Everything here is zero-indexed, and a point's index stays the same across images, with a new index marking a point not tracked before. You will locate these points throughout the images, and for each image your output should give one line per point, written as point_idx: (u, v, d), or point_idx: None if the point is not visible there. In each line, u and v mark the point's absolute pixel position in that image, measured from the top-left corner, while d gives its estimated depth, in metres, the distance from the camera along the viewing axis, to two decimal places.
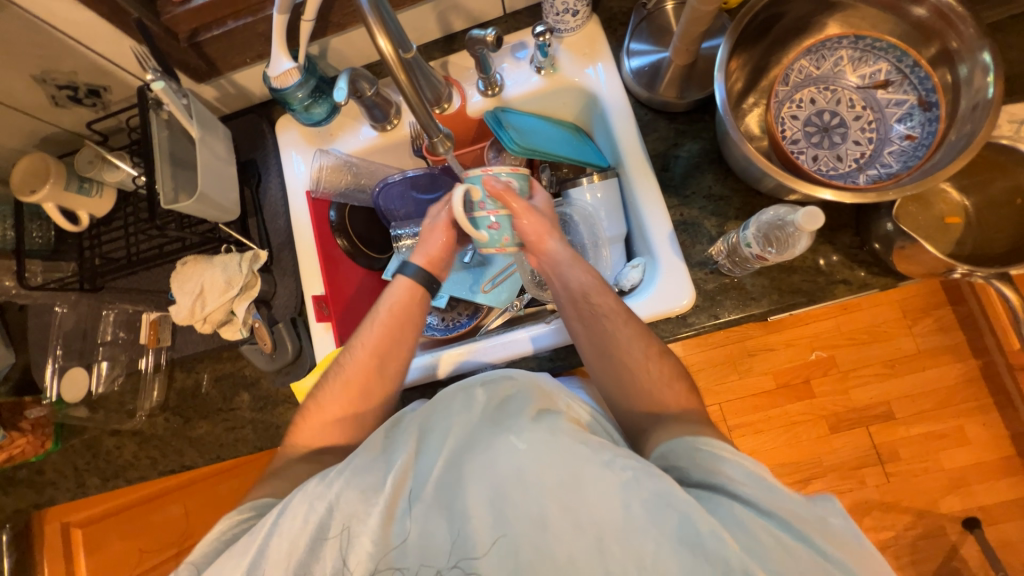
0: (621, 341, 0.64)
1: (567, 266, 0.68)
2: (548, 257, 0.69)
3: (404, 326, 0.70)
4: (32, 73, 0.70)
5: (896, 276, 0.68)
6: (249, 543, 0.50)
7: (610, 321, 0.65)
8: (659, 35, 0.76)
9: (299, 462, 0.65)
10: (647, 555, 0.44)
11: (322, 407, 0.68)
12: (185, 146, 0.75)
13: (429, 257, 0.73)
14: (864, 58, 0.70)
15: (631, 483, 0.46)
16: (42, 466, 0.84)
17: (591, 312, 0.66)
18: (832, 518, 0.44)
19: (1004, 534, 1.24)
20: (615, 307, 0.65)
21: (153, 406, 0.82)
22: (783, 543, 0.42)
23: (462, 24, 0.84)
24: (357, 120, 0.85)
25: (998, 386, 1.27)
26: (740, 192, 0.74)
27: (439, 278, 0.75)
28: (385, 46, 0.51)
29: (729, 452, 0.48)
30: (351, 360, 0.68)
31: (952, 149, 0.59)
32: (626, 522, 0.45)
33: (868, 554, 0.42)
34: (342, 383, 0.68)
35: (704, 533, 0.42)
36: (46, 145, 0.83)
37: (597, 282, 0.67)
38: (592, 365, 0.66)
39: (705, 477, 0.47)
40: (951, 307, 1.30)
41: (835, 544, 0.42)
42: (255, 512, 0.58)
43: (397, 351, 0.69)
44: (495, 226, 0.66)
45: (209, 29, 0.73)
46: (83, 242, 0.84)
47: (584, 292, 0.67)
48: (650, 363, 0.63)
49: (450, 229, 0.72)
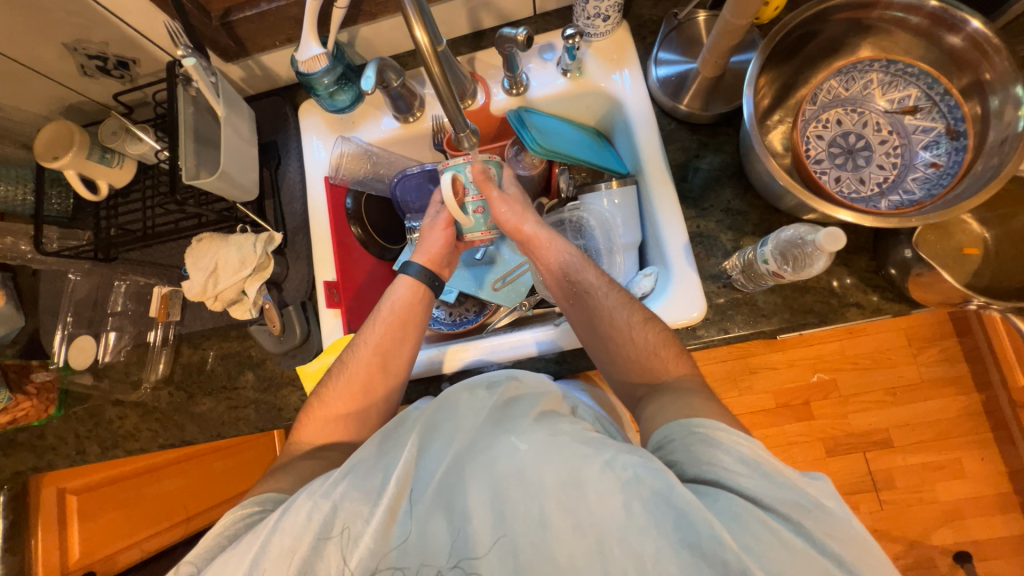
0: (607, 311, 0.65)
1: (548, 246, 0.73)
2: (532, 241, 0.73)
3: (407, 323, 0.72)
4: (64, 42, 0.70)
5: (911, 303, 0.68)
6: (251, 542, 0.50)
7: (593, 295, 0.67)
8: (689, 45, 0.76)
9: (302, 459, 0.65)
10: (648, 558, 0.43)
11: (326, 404, 0.68)
12: (210, 124, 0.76)
13: (429, 254, 0.77)
14: (894, 83, 0.69)
15: (631, 483, 0.45)
16: (43, 431, 0.85)
17: (575, 288, 0.69)
18: (829, 505, 0.44)
19: (995, 570, 1.23)
20: (596, 279, 0.68)
21: (158, 379, 0.83)
22: (781, 539, 0.41)
23: (492, 21, 0.84)
24: (380, 109, 0.84)
25: (999, 422, 1.25)
26: (759, 208, 0.73)
27: (440, 275, 0.79)
28: (421, 37, 0.51)
29: (725, 435, 0.48)
30: (353, 357, 0.70)
31: (977, 180, 0.58)
32: (627, 526, 0.45)
33: (863, 544, 0.43)
34: (346, 379, 0.69)
35: (702, 532, 0.42)
36: (70, 113, 0.84)
37: (579, 258, 0.71)
38: (585, 341, 0.67)
39: (702, 468, 0.47)
40: (958, 338, 1.29)
41: (831, 536, 0.42)
42: (260, 507, 0.57)
43: (400, 347, 0.71)
44: (480, 210, 0.74)
45: (242, 10, 0.74)
46: (100, 212, 0.84)
47: (566, 271, 0.71)
48: (635, 331, 0.63)
49: (448, 228, 0.77)
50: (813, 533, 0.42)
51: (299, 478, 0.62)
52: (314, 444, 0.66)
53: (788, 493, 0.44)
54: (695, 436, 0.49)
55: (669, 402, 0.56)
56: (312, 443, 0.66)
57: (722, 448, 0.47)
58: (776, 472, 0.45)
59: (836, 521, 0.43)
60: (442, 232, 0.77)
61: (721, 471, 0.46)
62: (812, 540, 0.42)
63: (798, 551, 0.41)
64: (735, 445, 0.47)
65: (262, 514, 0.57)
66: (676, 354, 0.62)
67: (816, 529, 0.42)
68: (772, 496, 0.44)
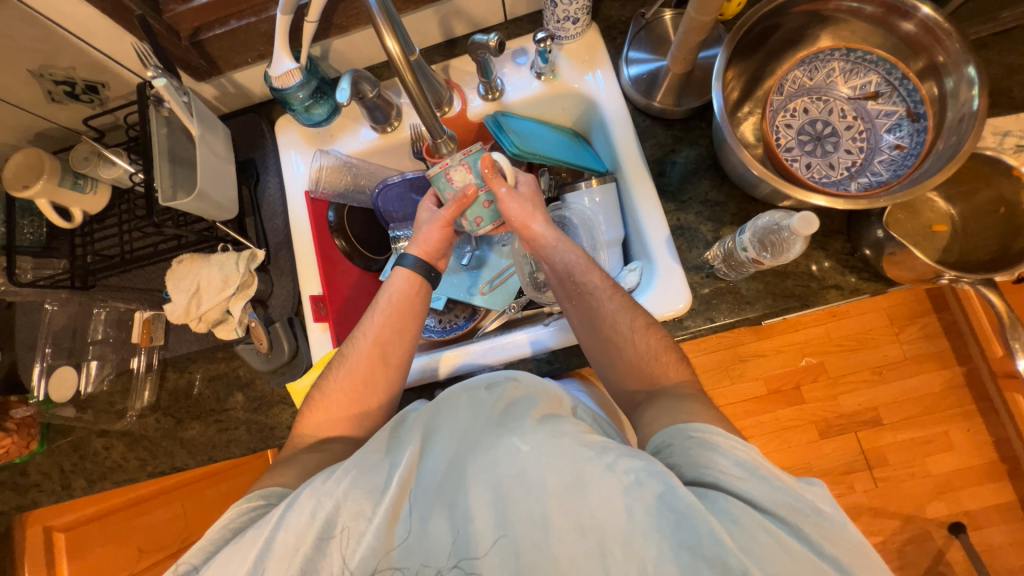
0: (608, 315, 0.66)
1: (553, 247, 0.72)
2: (538, 240, 0.72)
3: (405, 315, 0.72)
4: (30, 68, 0.69)
5: (887, 281, 0.70)
6: (256, 536, 0.51)
7: (597, 298, 0.67)
8: (657, 44, 0.78)
9: (305, 451, 0.64)
10: (649, 560, 0.44)
11: (327, 396, 0.68)
12: (184, 145, 0.75)
13: (424, 246, 0.75)
14: (855, 70, 0.72)
15: (633, 486, 0.46)
16: (26, 468, 0.82)
17: (577, 290, 0.69)
18: (827, 509, 0.45)
19: (987, 539, 1.26)
20: (601, 283, 0.68)
21: (144, 407, 0.81)
22: (779, 543, 0.42)
23: (464, 29, 0.85)
24: (358, 121, 0.85)
25: (981, 393, 1.30)
26: (735, 197, 0.75)
27: (437, 267, 0.78)
28: (393, 46, 0.52)
29: (722, 438, 0.50)
30: (353, 350, 0.69)
31: (940, 157, 0.61)
32: (628, 527, 0.45)
33: (859, 548, 0.44)
34: (347, 371, 0.68)
35: (703, 536, 0.42)
36: (39, 141, 0.82)
37: (584, 261, 0.70)
38: (584, 341, 0.68)
39: (701, 471, 0.48)
40: (936, 315, 1.33)
41: (828, 540, 0.43)
42: (265, 501, 0.57)
43: (401, 339, 0.71)
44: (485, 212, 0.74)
45: (211, 28, 0.73)
46: (75, 238, 0.83)
47: (570, 272, 0.70)
48: (637, 336, 0.64)
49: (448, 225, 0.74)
50: (811, 536, 0.43)
51: (307, 470, 0.62)
52: (316, 437, 0.66)
53: (785, 496, 0.45)
54: (692, 440, 0.50)
55: (670, 407, 0.57)
56: (314, 435, 0.66)
57: (720, 452, 0.48)
58: (773, 477, 0.47)
59: (832, 525, 0.44)
60: (440, 230, 0.74)
61: (720, 475, 0.47)
62: (807, 541, 0.43)
63: (797, 554, 0.42)
64: (732, 449, 0.49)
65: (266, 508, 0.56)
66: (675, 362, 0.63)
67: (812, 532, 0.44)
68: (770, 498, 0.45)
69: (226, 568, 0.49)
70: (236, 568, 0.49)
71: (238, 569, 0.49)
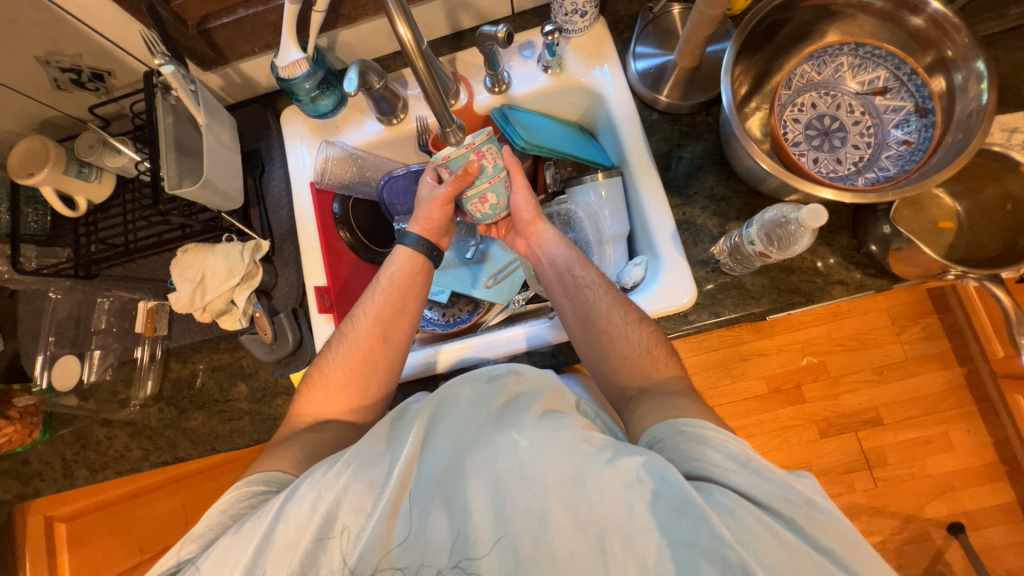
0: (602, 308, 0.67)
1: (553, 243, 0.75)
2: (538, 236, 0.77)
3: (406, 294, 0.73)
4: (36, 55, 0.68)
5: (892, 277, 0.70)
6: (255, 527, 0.50)
7: (591, 291, 0.69)
8: (665, 38, 0.78)
9: (305, 432, 0.64)
10: (650, 558, 0.44)
11: (327, 373, 0.68)
12: (191, 134, 0.74)
13: (424, 224, 0.75)
14: (864, 65, 0.72)
15: (634, 483, 0.46)
16: (28, 457, 0.82)
17: (574, 284, 0.71)
18: (819, 500, 0.46)
19: (986, 539, 1.27)
20: (597, 279, 0.70)
21: (147, 397, 0.81)
22: (777, 537, 0.43)
23: (472, 21, 0.86)
24: (364, 113, 0.84)
25: (982, 395, 1.30)
26: (741, 192, 0.75)
27: (438, 245, 0.79)
28: (405, 33, 0.52)
29: (714, 432, 0.50)
30: (355, 327, 0.70)
31: (948, 152, 0.61)
32: (628, 522, 0.45)
33: (853, 540, 0.44)
34: (346, 350, 0.68)
35: (703, 532, 0.42)
36: (44, 129, 0.82)
37: (580, 257, 0.73)
38: (575, 334, 0.68)
39: (694, 465, 0.48)
40: (937, 314, 1.33)
41: (822, 532, 0.43)
42: (265, 487, 0.57)
43: (401, 319, 0.71)
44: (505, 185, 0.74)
45: (219, 16, 0.73)
46: (79, 228, 0.83)
47: (568, 267, 0.72)
48: (631, 329, 0.65)
49: (447, 203, 0.73)
50: (805, 529, 0.43)
51: (304, 451, 0.62)
52: (314, 424, 0.66)
53: (778, 488, 0.45)
54: (684, 434, 0.50)
55: (660, 406, 0.57)
56: (313, 422, 0.66)
57: (711, 446, 0.49)
58: (765, 469, 0.47)
59: (825, 516, 0.44)
60: (441, 208, 0.74)
61: (714, 468, 0.47)
62: (805, 536, 0.43)
63: (792, 546, 0.42)
64: (723, 443, 0.49)
65: (267, 495, 0.56)
66: (668, 360, 0.63)
67: (809, 526, 0.44)
68: (763, 491, 0.45)
69: (226, 561, 0.49)
70: (235, 562, 0.49)
71: (237, 563, 0.48)
